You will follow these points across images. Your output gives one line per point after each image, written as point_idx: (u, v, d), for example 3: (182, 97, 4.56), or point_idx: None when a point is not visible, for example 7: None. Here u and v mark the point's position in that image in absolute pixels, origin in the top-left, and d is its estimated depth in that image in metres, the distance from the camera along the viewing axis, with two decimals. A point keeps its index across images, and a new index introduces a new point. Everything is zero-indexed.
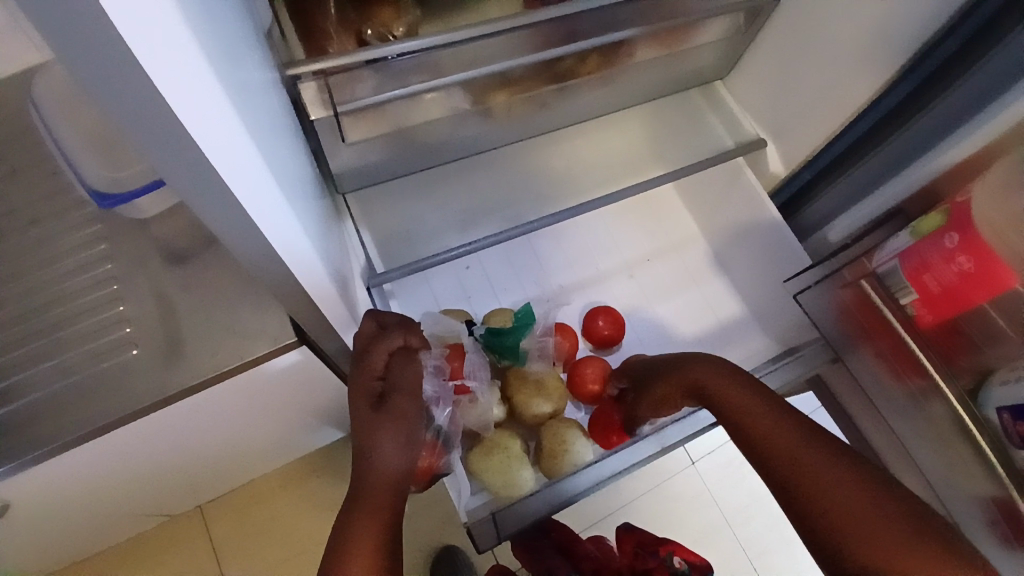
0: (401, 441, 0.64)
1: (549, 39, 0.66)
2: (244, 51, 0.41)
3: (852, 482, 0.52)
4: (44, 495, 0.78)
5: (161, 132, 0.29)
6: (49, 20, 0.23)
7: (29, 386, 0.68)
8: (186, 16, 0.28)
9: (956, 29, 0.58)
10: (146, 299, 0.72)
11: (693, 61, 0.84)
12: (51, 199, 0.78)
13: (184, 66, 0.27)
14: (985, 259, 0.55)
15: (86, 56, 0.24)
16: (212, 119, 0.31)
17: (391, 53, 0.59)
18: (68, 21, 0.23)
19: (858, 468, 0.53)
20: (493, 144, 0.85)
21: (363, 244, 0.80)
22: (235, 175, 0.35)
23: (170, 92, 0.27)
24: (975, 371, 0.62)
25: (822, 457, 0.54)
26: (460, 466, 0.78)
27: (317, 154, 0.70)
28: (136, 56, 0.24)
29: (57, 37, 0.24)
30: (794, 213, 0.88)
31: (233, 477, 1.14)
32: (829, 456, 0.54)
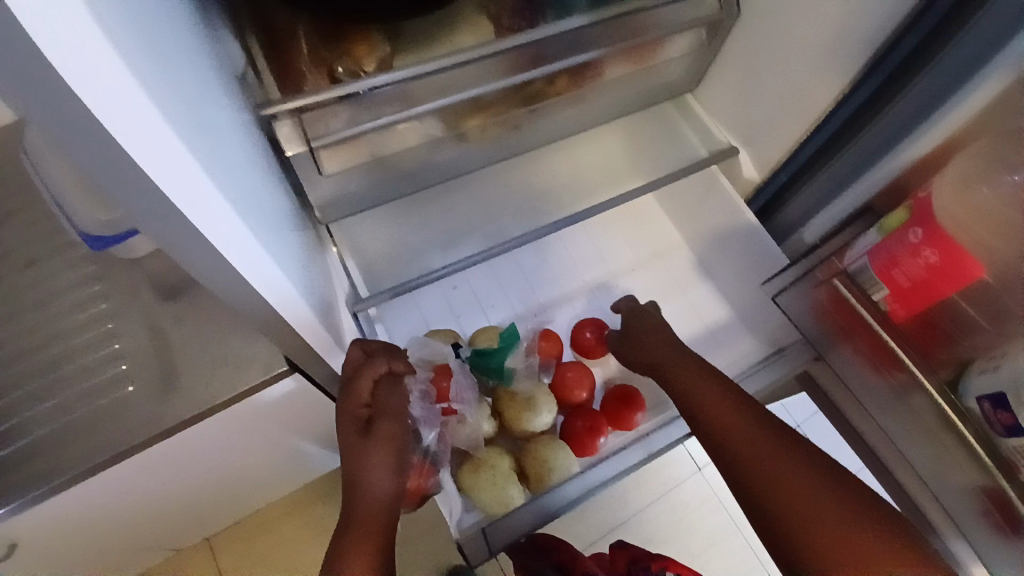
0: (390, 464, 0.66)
1: (515, 64, 0.68)
2: (209, 94, 0.42)
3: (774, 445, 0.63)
4: (47, 533, 0.79)
5: (124, 179, 0.31)
6: (13, 80, 0.25)
7: (28, 426, 0.69)
8: (143, 71, 0.30)
9: (906, 31, 0.60)
10: (141, 334, 0.74)
11: (662, 74, 0.86)
12: (44, 241, 0.80)
13: (141, 116, 0.29)
14: (950, 251, 0.56)
15: (54, 112, 0.26)
16: (173, 165, 0.33)
17: (363, 88, 0.62)
18: (26, 76, 0.24)
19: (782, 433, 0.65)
20: (473, 166, 0.87)
21: (346, 270, 0.82)
22: (202, 217, 0.36)
23: (130, 141, 0.29)
24: (953, 362, 0.63)
25: (753, 423, 0.66)
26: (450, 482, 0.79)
27: (297, 188, 0.72)
28: (92, 110, 0.26)
29: (20, 94, 0.26)
30: (770, 216, 0.89)
31: (239, 508, 1.14)
32: (758, 423, 0.66)
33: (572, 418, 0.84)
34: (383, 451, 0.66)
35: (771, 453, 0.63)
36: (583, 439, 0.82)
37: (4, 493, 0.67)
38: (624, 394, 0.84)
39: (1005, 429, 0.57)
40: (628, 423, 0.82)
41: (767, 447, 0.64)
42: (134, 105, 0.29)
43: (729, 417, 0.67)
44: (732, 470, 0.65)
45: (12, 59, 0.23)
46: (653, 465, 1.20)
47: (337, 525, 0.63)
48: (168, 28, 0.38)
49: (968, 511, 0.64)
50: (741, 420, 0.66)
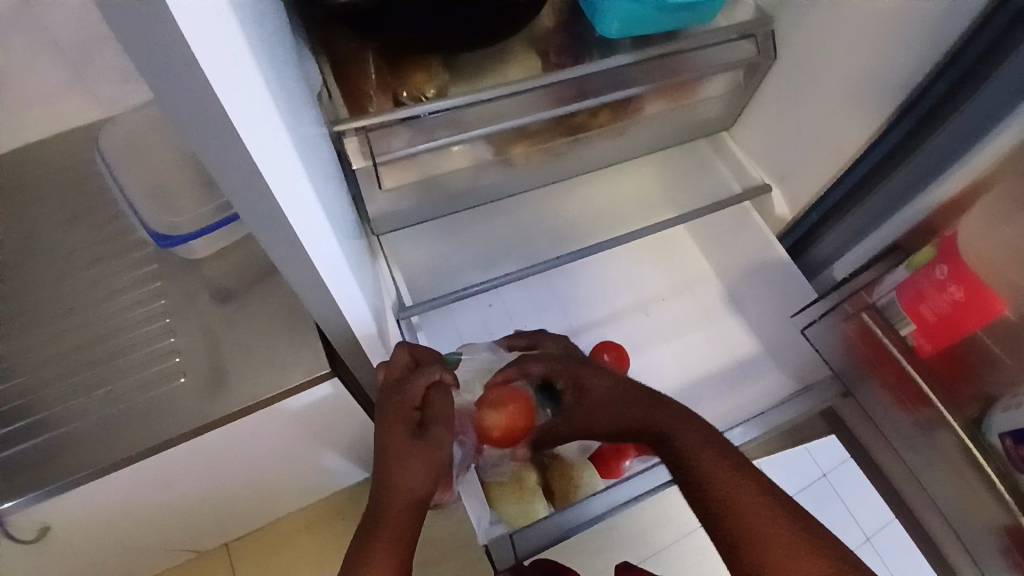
0: (428, 472, 0.67)
1: (562, 96, 0.73)
2: (302, 112, 0.48)
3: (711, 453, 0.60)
4: (89, 516, 0.83)
5: (240, 180, 0.36)
6: (166, 96, 0.30)
7: (86, 410, 0.75)
8: (262, 87, 0.35)
9: (939, 80, 0.63)
10: (195, 331, 0.79)
11: (698, 114, 0.90)
12: (114, 241, 0.87)
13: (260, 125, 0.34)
14: (974, 287, 0.59)
15: (193, 121, 0.31)
16: (278, 170, 0.37)
17: (423, 111, 0.67)
18: (177, 91, 0.29)
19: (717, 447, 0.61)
20: (513, 191, 0.92)
21: (394, 282, 0.86)
22: (296, 217, 0.41)
23: (251, 145, 0.34)
24: (979, 399, 0.65)
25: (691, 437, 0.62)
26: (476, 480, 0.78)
27: (357, 199, 0.77)
28: (228, 119, 0.31)
29: (171, 108, 0.30)
30: (801, 252, 0.92)
31: (262, 513, 1.18)
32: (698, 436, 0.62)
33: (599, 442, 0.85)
34: (426, 457, 0.67)
35: (773, 524, 0.55)
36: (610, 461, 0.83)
37: (57, 472, 0.72)
38: None
39: None
40: None
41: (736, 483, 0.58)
42: (255, 116, 0.33)
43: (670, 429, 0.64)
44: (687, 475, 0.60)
45: (167, 75, 0.28)
46: (673, 499, 1.20)
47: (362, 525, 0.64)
48: (275, 52, 0.43)
49: (993, 552, 0.64)
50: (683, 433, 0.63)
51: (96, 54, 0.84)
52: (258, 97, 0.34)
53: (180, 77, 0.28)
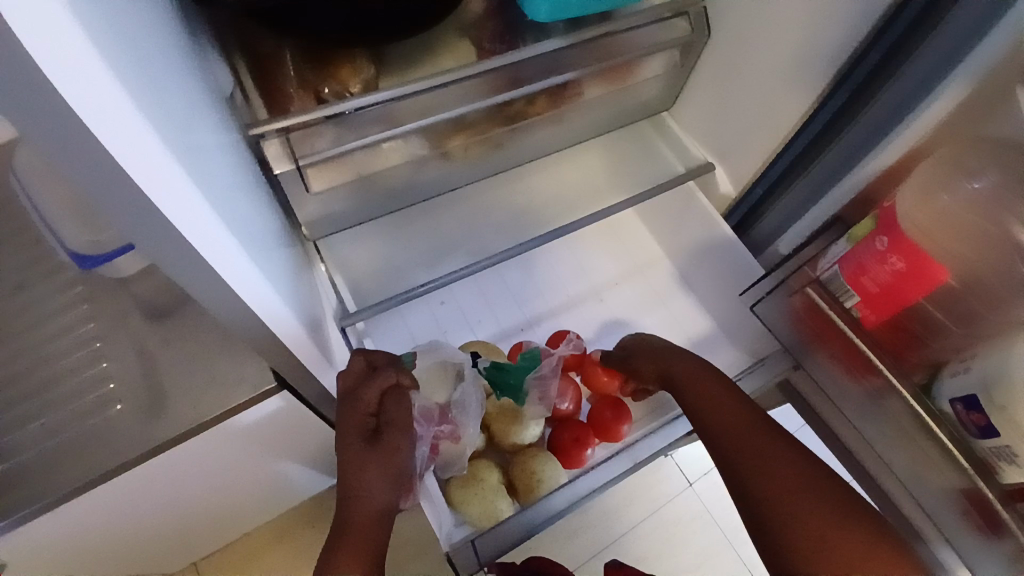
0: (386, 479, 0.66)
1: (497, 84, 0.71)
2: (199, 116, 0.44)
3: (751, 428, 0.65)
4: (30, 560, 0.78)
5: (114, 189, 0.31)
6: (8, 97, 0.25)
7: (10, 450, 0.69)
8: (128, 81, 0.30)
9: (868, 50, 0.63)
10: (128, 355, 0.74)
11: (639, 95, 0.89)
12: (31, 264, 0.80)
13: (128, 126, 0.30)
14: (914, 258, 0.59)
15: (38, 126, 0.27)
16: (159, 175, 0.33)
17: (349, 107, 0.65)
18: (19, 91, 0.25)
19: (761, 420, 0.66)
20: (456, 184, 0.89)
21: (334, 287, 0.83)
22: (189, 228, 0.37)
23: (118, 150, 0.30)
24: (926, 365, 0.66)
25: (740, 411, 0.67)
26: (434, 481, 0.77)
27: (286, 207, 0.73)
28: (80, 119, 0.27)
29: (18, 113, 0.26)
30: (746, 230, 0.92)
31: (225, 533, 1.13)
32: (746, 412, 0.67)
33: (560, 433, 0.85)
34: (382, 464, 0.66)
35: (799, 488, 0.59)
36: (573, 450, 0.83)
37: None
38: (611, 405, 0.85)
39: (978, 429, 0.58)
40: (615, 434, 0.83)
41: (774, 454, 0.62)
42: (121, 113, 0.29)
43: (712, 405, 0.69)
44: (716, 444, 0.66)
45: (17, 81, 0.24)
46: (643, 481, 1.20)
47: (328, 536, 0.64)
48: (157, 51, 0.39)
49: (949, 512, 0.65)
50: (730, 406, 0.68)
51: None
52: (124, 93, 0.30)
53: (19, 77, 0.24)
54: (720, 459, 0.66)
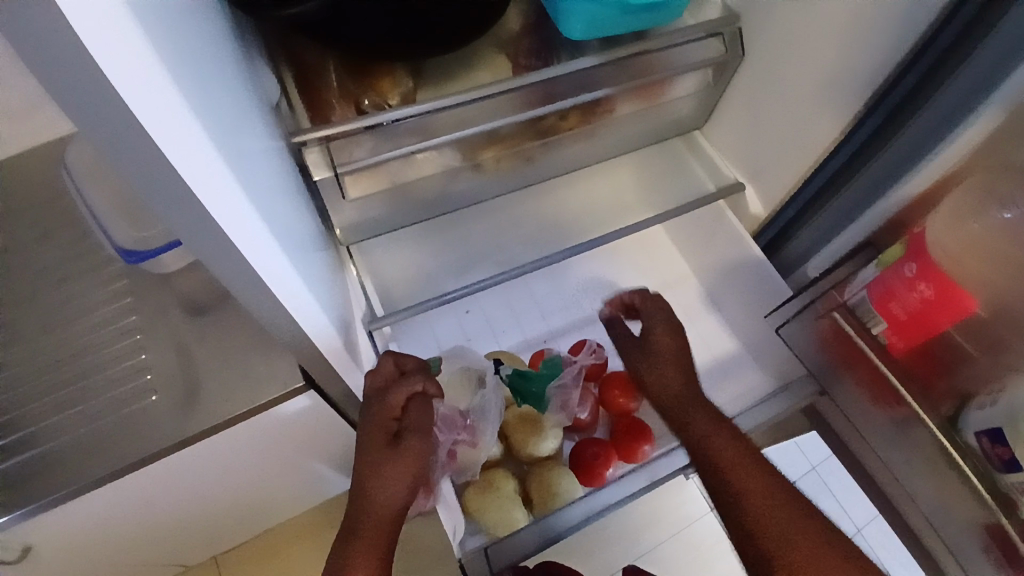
0: (405, 483, 0.66)
1: (530, 100, 0.73)
2: (247, 123, 0.47)
3: (723, 436, 0.68)
4: (65, 539, 0.81)
5: (160, 184, 0.33)
6: (71, 98, 0.28)
7: (55, 431, 0.73)
8: (180, 85, 0.33)
9: (904, 74, 0.63)
10: (167, 348, 0.78)
11: (671, 112, 0.90)
12: (81, 256, 0.85)
13: (174, 126, 0.32)
14: (943, 285, 0.58)
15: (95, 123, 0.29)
16: (203, 171, 0.35)
17: (386, 119, 0.67)
18: (81, 94, 0.27)
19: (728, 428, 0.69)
20: (487, 195, 0.91)
21: (365, 292, 0.85)
22: (229, 222, 0.39)
23: (166, 146, 0.31)
24: (955, 395, 0.65)
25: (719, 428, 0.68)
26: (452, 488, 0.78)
27: (323, 212, 0.76)
28: (135, 117, 0.29)
29: (80, 115, 0.28)
30: (775, 251, 0.92)
31: (250, 526, 1.16)
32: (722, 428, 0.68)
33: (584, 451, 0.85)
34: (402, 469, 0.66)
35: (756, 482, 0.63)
36: (594, 467, 0.83)
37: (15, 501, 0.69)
38: (632, 423, 0.86)
39: (1003, 463, 0.57)
40: (636, 454, 0.84)
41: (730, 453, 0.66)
42: (169, 112, 0.31)
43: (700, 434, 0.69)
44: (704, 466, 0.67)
45: (85, 86, 0.27)
46: (664, 500, 1.19)
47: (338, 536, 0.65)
48: (211, 60, 0.42)
49: (975, 549, 0.63)
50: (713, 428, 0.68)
51: None
52: (175, 95, 0.32)
53: (85, 81, 0.26)
54: (725, 505, 0.64)
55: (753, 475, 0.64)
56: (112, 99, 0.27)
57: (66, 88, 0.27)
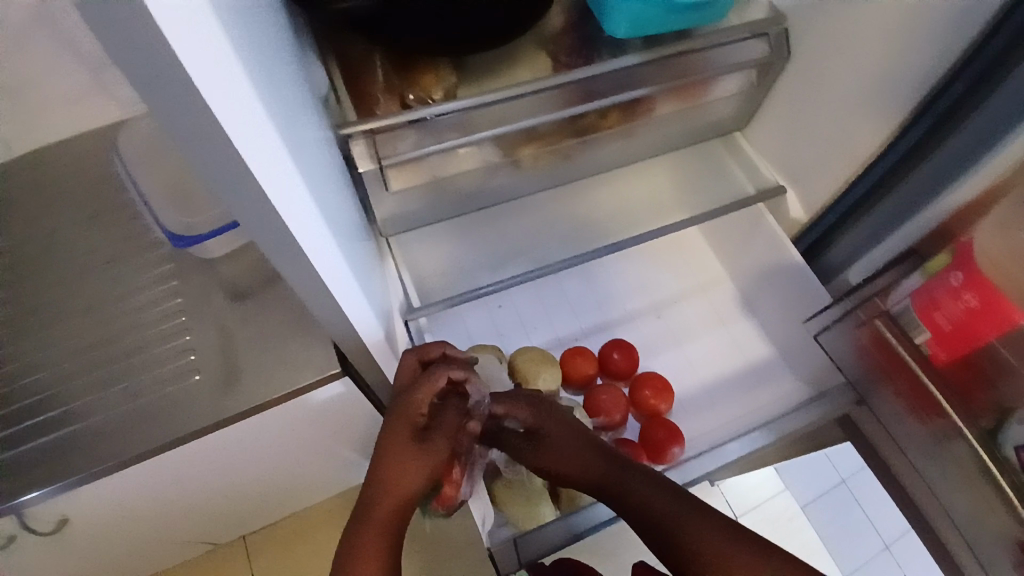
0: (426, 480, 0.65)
1: (571, 98, 0.73)
2: (304, 117, 0.49)
3: (669, 502, 0.61)
4: (105, 510, 0.85)
5: (224, 170, 0.35)
6: (144, 83, 0.29)
7: (102, 406, 0.76)
8: (243, 71, 0.34)
9: (956, 79, 0.62)
10: (209, 331, 0.81)
11: (712, 113, 0.89)
12: (131, 240, 0.89)
13: (237, 109, 0.33)
14: (990, 296, 0.57)
15: (164, 106, 0.31)
16: (260, 154, 0.36)
17: (429, 115, 0.68)
18: (153, 79, 0.29)
19: (676, 493, 0.62)
20: (523, 192, 0.91)
21: (403, 283, 0.87)
22: (282, 206, 0.40)
23: (229, 129, 0.33)
24: (993, 409, 0.63)
25: (650, 491, 0.63)
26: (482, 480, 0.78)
27: (365, 203, 0.78)
28: (203, 100, 0.30)
29: (151, 100, 0.30)
30: (816, 255, 0.90)
31: (279, 508, 1.20)
32: (657, 488, 0.63)
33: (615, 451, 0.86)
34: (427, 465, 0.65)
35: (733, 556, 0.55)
36: None
37: (64, 469, 0.73)
38: (662, 425, 0.85)
39: None
40: (665, 455, 0.84)
41: (693, 522, 0.58)
42: (230, 95, 0.32)
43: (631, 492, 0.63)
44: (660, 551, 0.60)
45: (157, 71, 0.28)
46: None
47: (347, 528, 0.61)
48: (275, 58, 0.44)
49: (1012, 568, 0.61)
50: (641, 492, 0.63)
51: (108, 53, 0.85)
52: (239, 81, 0.33)
53: (159, 67, 0.28)
54: None
55: (705, 541, 0.56)
56: (183, 83, 0.29)
57: (142, 78, 0.29)
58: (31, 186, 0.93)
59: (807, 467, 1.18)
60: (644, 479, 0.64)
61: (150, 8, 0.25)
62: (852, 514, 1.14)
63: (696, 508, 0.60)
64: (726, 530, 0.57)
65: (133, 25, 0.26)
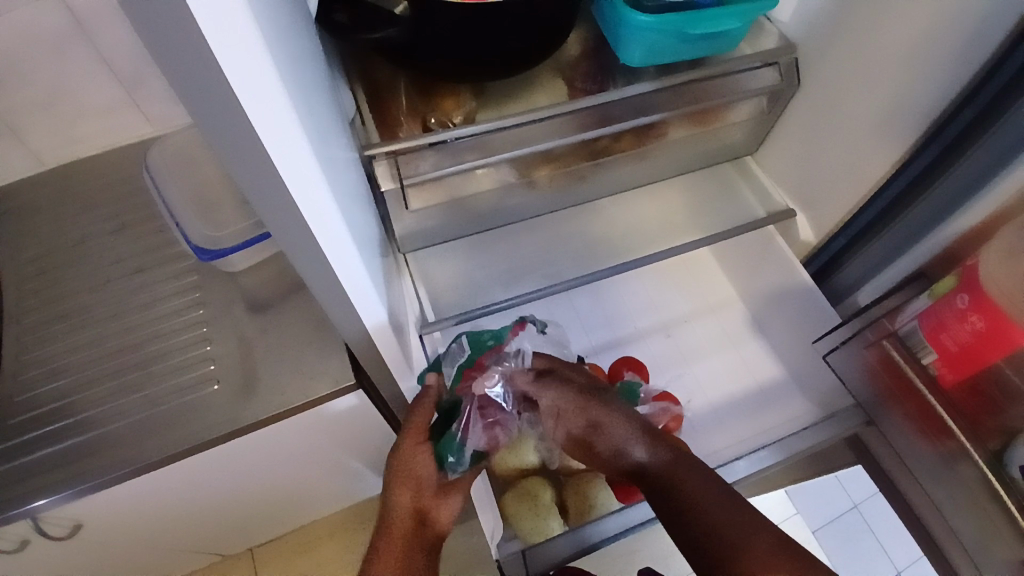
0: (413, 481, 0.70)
1: (586, 122, 0.75)
2: (335, 138, 0.52)
3: (721, 506, 0.60)
4: (121, 516, 0.87)
5: (261, 185, 0.38)
6: (197, 103, 0.32)
7: (125, 411, 0.79)
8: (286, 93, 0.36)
9: (962, 108, 0.64)
10: (230, 341, 0.84)
11: (723, 138, 0.92)
12: (157, 251, 0.92)
13: (279, 128, 0.35)
14: (995, 320, 0.58)
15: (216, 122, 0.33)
16: (298, 170, 0.39)
17: (451, 137, 0.71)
18: (206, 100, 0.31)
19: (729, 498, 0.61)
20: (538, 212, 0.94)
21: (418, 298, 0.89)
22: (314, 218, 0.43)
23: (270, 146, 0.35)
24: (1001, 433, 0.63)
25: (706, 491, 0.62)
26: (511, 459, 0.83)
27: (384, 220, 0.80)
28: (248, 120, 0.33)
29: (198, 120, 0.33)
30: (826, 278, 0.91)
31: (288, 519, 1.21)
32: (712, 493, 0.62)
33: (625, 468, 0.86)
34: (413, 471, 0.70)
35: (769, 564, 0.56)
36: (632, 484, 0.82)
37: (81, 474, 0.74)
38: None
39: None
40: None
41: (740, 529, 0.58)
42: (275, 116, 0.35)
43: (685, 492, 0.62)
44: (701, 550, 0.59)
45: (209, 95, 0.31)
46: None
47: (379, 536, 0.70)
48: (311, 83, 0.47)
49: None
50: (701, 491, 0.62)
51: (145, 74, 0.90)
52: (283, 103, 0.35)
53: (214, 92, 0.31)
54: None
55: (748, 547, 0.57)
56: (233, 105, 0.32)
57: (196, 102, 0.32)
58: (64, 198, 0.97)
59: (817, 492, 1.18)
60: (705, 480, 0.63)
61: (207, 39, 0.28)
62: (863, 539, 1.13)
63: (727, 504, 0.61)
64: (754, 529, 0.58)
65: (193, 54, 0.28)
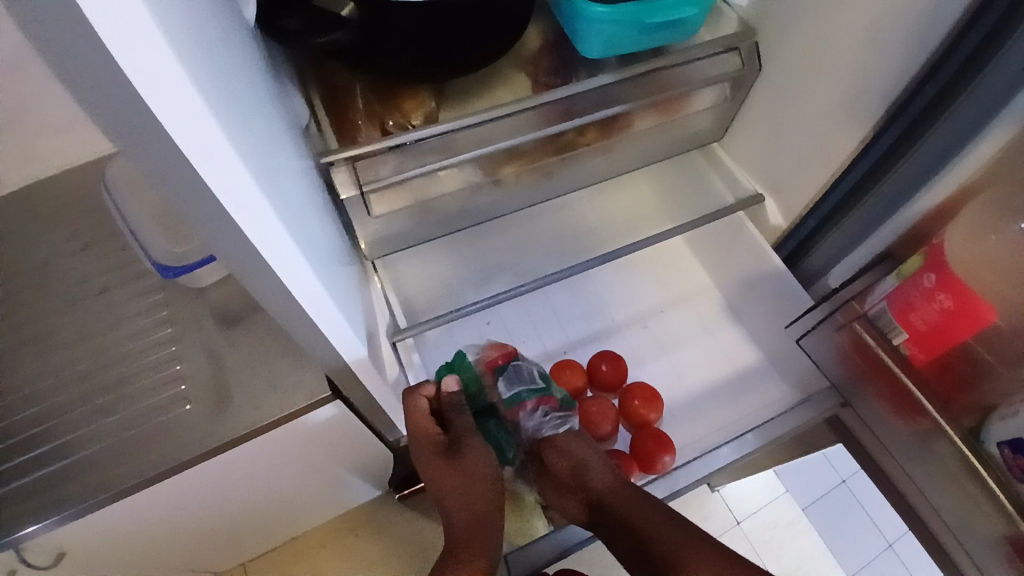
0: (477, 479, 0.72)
1: (550, 117, 0.74)
2: (281, 149, 0.50)
3: (655, 515, 0.67)
4: (98, 544, 0.84)
5: (201, 205, 0.36)
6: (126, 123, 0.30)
7: (93, 437, 0.76)
8: (215, 107, 0.35)
9: (921, 87, 0.64)
10: (200, 358, 0.81)
11: (690, 126, 0.91)
12: (119, 270, 0.89)
13: (209, 142, 0.33)
14: (962, 297, 0.59)
15: (142, 138, 0.31)
16: (240, 190, 0.37)
17: (409, 140, 0.70)
18: (135, 120, 0.30)
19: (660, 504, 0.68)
20: (508, 210, 0.93)
21: (389, 304, 0.88)
22: (256, 233, 0.41)
23: (203, 166, 0.34)
24: (977, 409, 0.65)
25: (645, 506, 0.68)
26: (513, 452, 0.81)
27: (348, 227, 0.78)
28: (174, 140, 0.31)
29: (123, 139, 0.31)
30: (797, 261, 0.91)
31: (275, 533, 1.19)
32: (648, 506, 0.68)
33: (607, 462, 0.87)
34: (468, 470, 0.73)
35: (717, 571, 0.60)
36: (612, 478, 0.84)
37: (51, 505, 0.72)
38: (653, 435, 0.86)
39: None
40: (658, 465, 0.84)
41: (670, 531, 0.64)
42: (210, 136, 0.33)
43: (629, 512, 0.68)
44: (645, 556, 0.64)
45: (136, 114, 0.29)
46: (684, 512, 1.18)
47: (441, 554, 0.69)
48: (249, 93, 0.45)
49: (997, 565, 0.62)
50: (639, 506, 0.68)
51: None
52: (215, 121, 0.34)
53: (138, 110, 0.29)
54: None
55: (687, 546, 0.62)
56: (160, 124, 0.30)
57: (121, 121, 0.30)
58: (17, 219, 0.93)
59: (802, 471, 1.19)
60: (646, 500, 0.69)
61: (115, 53, 0.26)
62: (852, 513, 1.16)
63: (660, 515, 0.67)
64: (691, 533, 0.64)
65: (110, 72, 0.26)
